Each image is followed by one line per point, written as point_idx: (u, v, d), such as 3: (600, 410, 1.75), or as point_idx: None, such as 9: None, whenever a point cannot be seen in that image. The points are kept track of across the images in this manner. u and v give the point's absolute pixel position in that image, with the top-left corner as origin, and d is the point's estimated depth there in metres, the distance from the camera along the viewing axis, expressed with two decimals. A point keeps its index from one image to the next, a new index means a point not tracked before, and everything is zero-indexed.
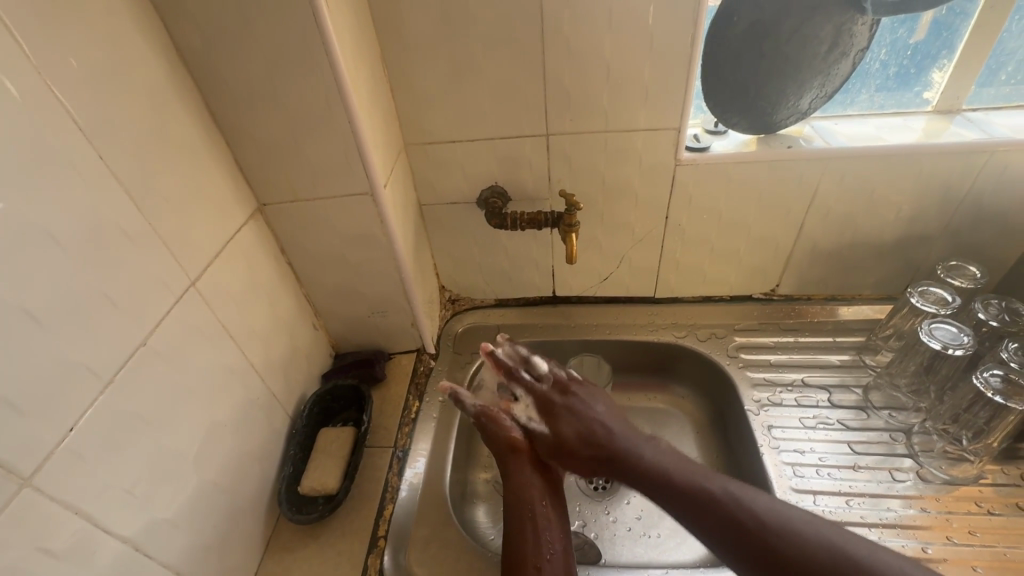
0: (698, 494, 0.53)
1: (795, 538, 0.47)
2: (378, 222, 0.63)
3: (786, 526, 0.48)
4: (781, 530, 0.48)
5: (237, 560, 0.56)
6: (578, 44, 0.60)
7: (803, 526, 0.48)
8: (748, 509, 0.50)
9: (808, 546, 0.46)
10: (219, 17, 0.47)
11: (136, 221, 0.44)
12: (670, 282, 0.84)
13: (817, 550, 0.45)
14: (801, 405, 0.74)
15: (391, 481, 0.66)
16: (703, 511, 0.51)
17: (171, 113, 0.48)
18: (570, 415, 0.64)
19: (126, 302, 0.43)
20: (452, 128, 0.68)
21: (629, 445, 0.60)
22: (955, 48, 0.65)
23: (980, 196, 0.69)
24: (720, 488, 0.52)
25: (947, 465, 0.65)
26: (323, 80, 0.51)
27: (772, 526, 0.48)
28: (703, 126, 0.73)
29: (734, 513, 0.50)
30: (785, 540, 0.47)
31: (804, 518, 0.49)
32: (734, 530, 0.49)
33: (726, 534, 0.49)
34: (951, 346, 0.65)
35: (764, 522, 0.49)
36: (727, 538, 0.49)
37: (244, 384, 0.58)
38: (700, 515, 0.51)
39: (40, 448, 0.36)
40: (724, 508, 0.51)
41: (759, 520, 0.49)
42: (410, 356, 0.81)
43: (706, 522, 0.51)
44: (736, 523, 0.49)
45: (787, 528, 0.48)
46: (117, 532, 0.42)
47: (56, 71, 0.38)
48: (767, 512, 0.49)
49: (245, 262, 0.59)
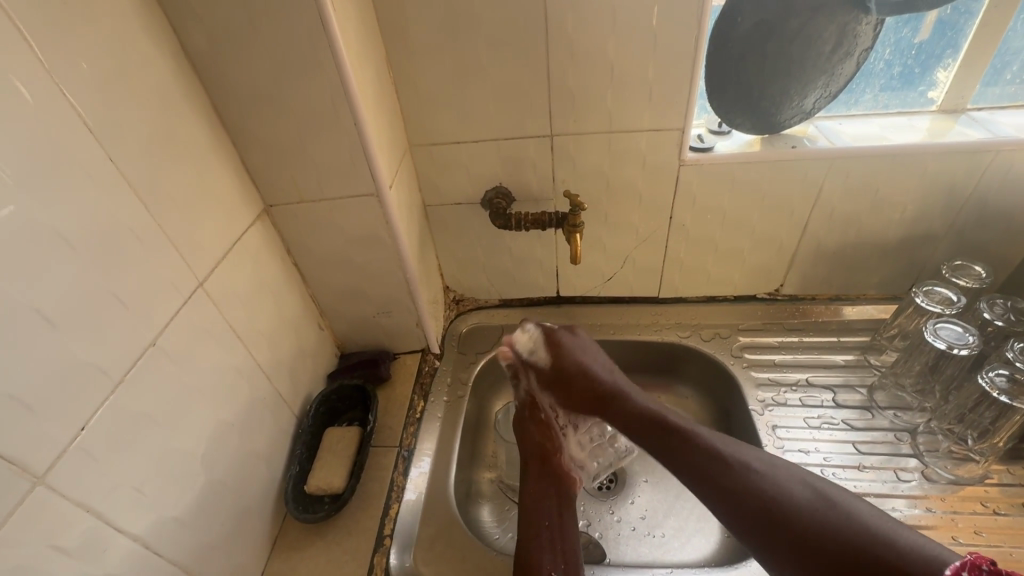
0: (686, 444, 0.56)
1: (777, 487, 0.51)
2: (384, 223, 0.64)
3: (769, 476, 0.52)
4: (763, 478, 0.52)
5: (244, 559, 0.56)
6: (581, 45, 0.60)
7: (789, 480, 0.51)
8: (733, 455, 0.54)
9: (786, 490, 0.50)
10: (226, 19, 0.48)
11: (145, 222, 0.45)
12: (674, 282, 0.84)
13: (793, 497, 0.50)
14: (806, 404, 0.74)
15: (396, 481, 0.66)
16: (689, 457, 0.56)
17: (178, 115, 0.49)
18: (574, 368, 0.66)
19: (135, 302, 0.44)
20: (457, 129, 0.69)
21: (626, 394, 0.64)
22: (959, 47, 0.65)
23: (985, 195, 0.69)
24: (704, 436, 0.56)
25: (952, 464, 0.65)
26: (330, 81, 0.52)
27: (753, 474, 0.52)
28: (707, 126, 0.73)
29: (719, 459, 0.54)
30: (763, 487, 0.51)
31: (796, 476, 0.52)
32: (717, 475, 0.53)
33: (710, 481, 0.53)
34: (956, 345, 0.64)
35: (746, 470, 0.53)
36: (711, 481, 0.53)
37: (251, 384, 0.58)
38: (683, 461, 0.56)
39: (51, 446, 0.36)
40: (708, 456, 0.55)
41: (740, 468, 0.53)
42: (414, 355, 0.81)
43: (695, 470, 0.55)
44: (721, 470, 0.53)
45: (765, 477, 0.52)
46: (126, 530, 0.42)
47: (66, 75, 0.38)
48: (751, 464, 0.53)
49: (252, 262, 0.59)
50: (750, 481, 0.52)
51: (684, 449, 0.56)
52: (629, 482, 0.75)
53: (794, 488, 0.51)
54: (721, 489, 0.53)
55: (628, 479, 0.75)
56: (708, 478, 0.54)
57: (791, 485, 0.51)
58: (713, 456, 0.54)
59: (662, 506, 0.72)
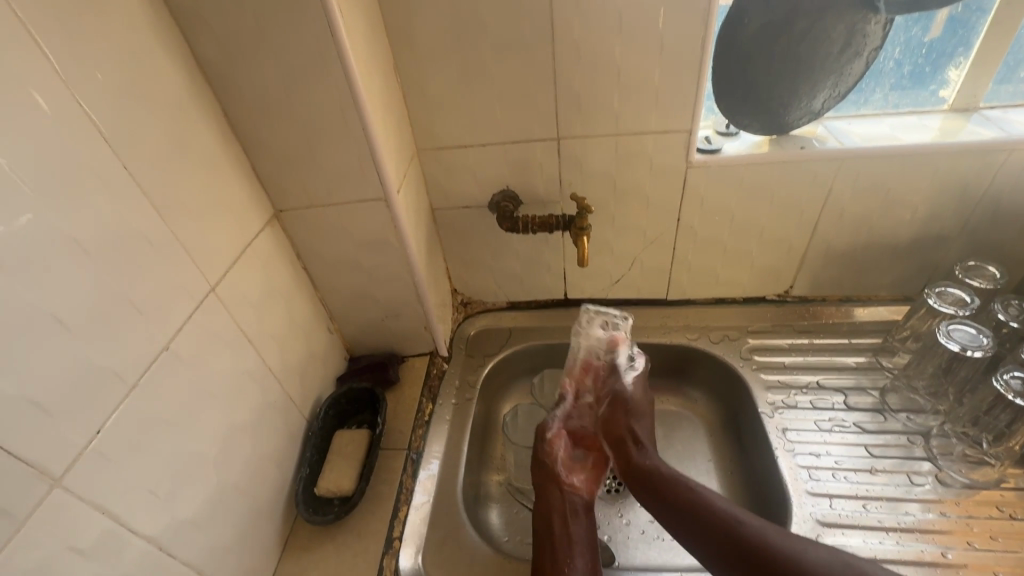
0: (705, 512, 0.55)
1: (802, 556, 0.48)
2: (392, 227, 0.64)
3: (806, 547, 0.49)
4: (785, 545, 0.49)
5: (255, 560, 0.57)
6: (588, 49, 0.60)
7: (808, 546, 0.49)
8: (746, 523, 0.52)
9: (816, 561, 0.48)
10: (237, 28, 0.48)
11: (159, 228, 0.46)
12: (682, 284, 0.84)
13: (828, 569, 0.47)
14: (817, 407, 0.73)
15: (405, 484, 0.66)
16: (696, 515, 0.55)
17: (191, 123, 0.50)
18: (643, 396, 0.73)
19: (150, 308, 0.45)
20: (464, 134, 0.69)
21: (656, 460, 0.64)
22: (971, 45, 0.65)
23: (998, 195, 0.68)
24: (718, 503, 0.55)
25: (967, 468, 0.64)
26: (339, 89, 0.52)
27: (777, 544, 0.50)
28: (715, 127, 0.74)
29: (740, 529, 0.52)
30: (789, 555, 0.48)
31: (811, 542, 0.50)
32: (733, 541, 0.51)
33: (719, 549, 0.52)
34: (971, 347, 0.63)
35: (765, 538, 0.51)
36: (724, 550, 0.52)
37: (262, 387, 0.59)
38: (683, 514, 0.56)
39: (70, 450, 0.37)
40: (726, 524, 0.53)
41: (764, 537, 0.51)
42: (423, 358, 0.81)
43: (708, 537, 0.53)
44: (740, 537, 0.51)
45: (797, 545, 0.49)
46: (141, 532, 0.43)
47: (83, 87, 0.39)
48: (766, 527, 0.52)
49: (262, 266, 0.60)
50: (764, 541, 0.50)
51: (702, 518, 0.55)
52: None
53: (813, 558, 0.48)
54: (735, 556, 0.51)
55: None
56: (718, 543, 0.52)
57: (810, 551, 0.49)
58: (733, 525, 0.53)
59: None
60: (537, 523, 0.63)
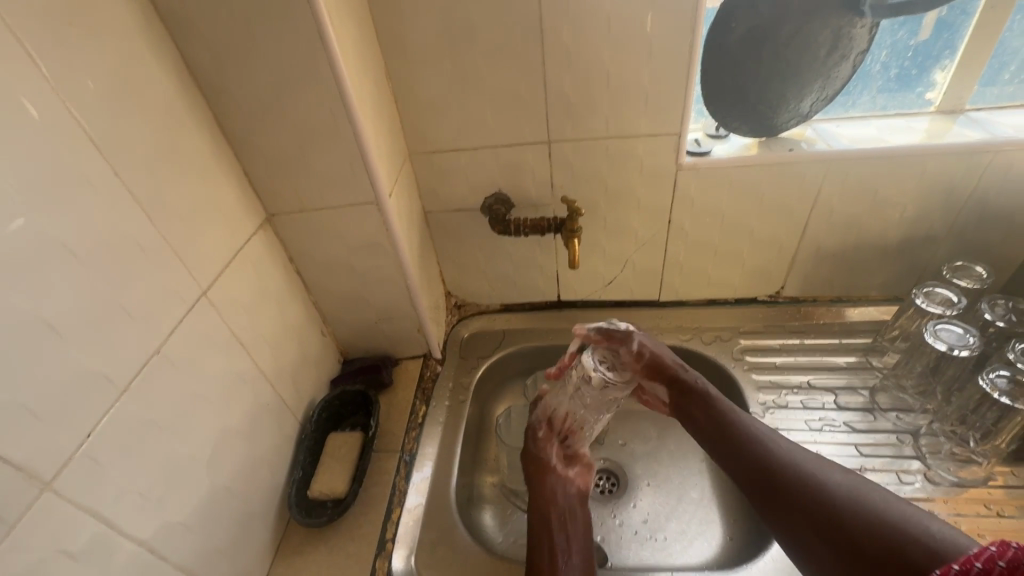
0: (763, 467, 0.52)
1: (822, 474, 0.49)
2: (383, 230, 0.64)
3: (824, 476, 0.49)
4: (806, 469, 0.50)
5: (247, 563, 0.57)
6: (578, 53, 0.61)
7: (831, 475, 0.49)
8: (778, 458, 0.52)
9: (828, 493, 0.47)
10: (227, 33, 0.49)
11: (150, 233, 0.46)
12: (675, 285, 0.85)
13: (840, 493, 0.47)
14: (807, 407, 0.74)
15: (398, 486, 0.67)
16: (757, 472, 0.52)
17: (181, 127, 0.50)
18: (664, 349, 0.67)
19: (140, 312, 0.45)
20: (455, 137, 0.70)
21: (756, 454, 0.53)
22: (956, 48, 0.66)
23: (984, 196, 0.69)
24: (754, 427, 0.56)
25: (955, 466, 0.65)
26: (331, 96, 0.53)
27: (797, 473, 0.50)
28: (705, 130, 0.74)
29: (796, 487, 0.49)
30: (798, 479, 0.50)
31: (837, 471, 0.50)
32: (762, 471, 0.52)
33: (749, 466, 0.53)
34: (957, 346, 0.64)
35: (796, 461, 0.51)
36: (756, 484, 0.52)
37: (254, 390, 0.59)
38: (733, 458, 0.55)
39: (60, 454, 0.37)
40: (775, 475, 0.51)
41: (788, 468, 0.51)
42: (416, 361, 0.82)
43: (737, 452, 0.55)
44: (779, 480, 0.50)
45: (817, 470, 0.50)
46: (132, 535, 0.43)
47: (74, 94, 0.39)
48: (795, 456, 0.52)
49: (255, 270, 0.60)
50: (793, 478, 0.50)
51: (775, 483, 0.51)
52: (630, 486, 0.75)
53: (832, 487, 0.48)
54: (767, 492, 0.51)
55: (630, 483, 0.76)
56: (750, 473, 0.53)
57: (828, 475, 0.49)
58: (751, 449, 0.54)
59: (664, 509, 0.73)
60: (533, 524, 0.62)
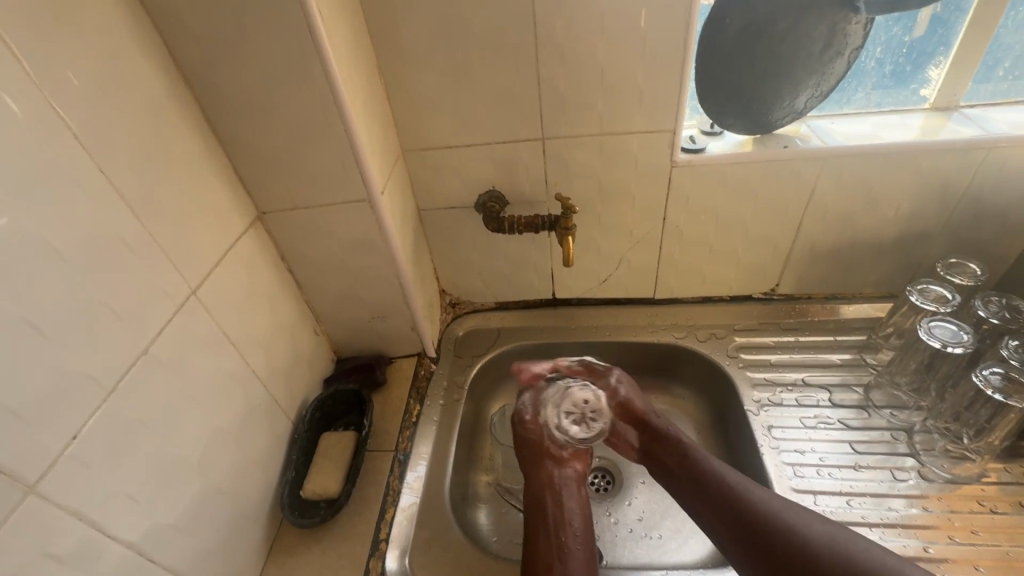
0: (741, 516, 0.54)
1: (802, 530, 0.51)
2: (376, 228, 0.64)
3: (805, 530, 0.51)
4: (787, 524, 0.51)
5: (240, 564, 0.56)
6: (571, 49, 0.60)
7: (812, 526, 0.51)
8: (757, 506, 0.54)
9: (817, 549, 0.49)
10: (216, 29, 0.48)
11: (137, 232, 0.45)
12: (670, 283, 0.84)
13: (826, 547, 0.49)
14: (802, 404, 0.74)
15: (392, 485, 0.66)
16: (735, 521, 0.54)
17: (169, 124, 0.49)
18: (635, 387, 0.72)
19: (127, 312, 0.44)
20: (449, 134, 0.69)
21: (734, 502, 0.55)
22: (951, 44, 0.65)
23: (978, 192, 0.68)
24: (732, 478, 0.57)
25: (949, 464, 0.65)
26: (322, 93, 0.52)
27: (776, 521, 0.52)
28: (700, 127, 0.74)
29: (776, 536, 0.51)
30: (780, 528, 0.51)
31: (816, 522, 0.51)
32: (741, 519, 0.54)
33: (731, 520, 0.54)
34: (951, 344, 0.64)
35: (772, 509, 0.53)
36: (733, 531, 0.54)
37: (245, 390, 0.58)
38: (710, 507, 0.57)
39: (45, 456, 0.37)
40: (755, 525, 0.52)
41: (767, 515, 0.53)
42: (410, 360, 0.81)
43: (715, 502, 0.56)
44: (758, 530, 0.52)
45: (796, 522, 0.51)
46: (121, 538, 0.42)
47: (58, 90, 0.39)
48: (773, 504, 0.54)
49: (245, 268, 0.60)
50: (774, 527, 0.52)
51: (755, 532, 0.52)
52: (626, 484, 0.75)
53: (816, 540, 0.49)
54: (745, 541, 0.53)
55: (625, 481, 0.75)
56: (727, 522, 0.54)
57: (810, 526, 0.51)
58: (727, 496, 0.56)
59: (660, 507, 0.72)
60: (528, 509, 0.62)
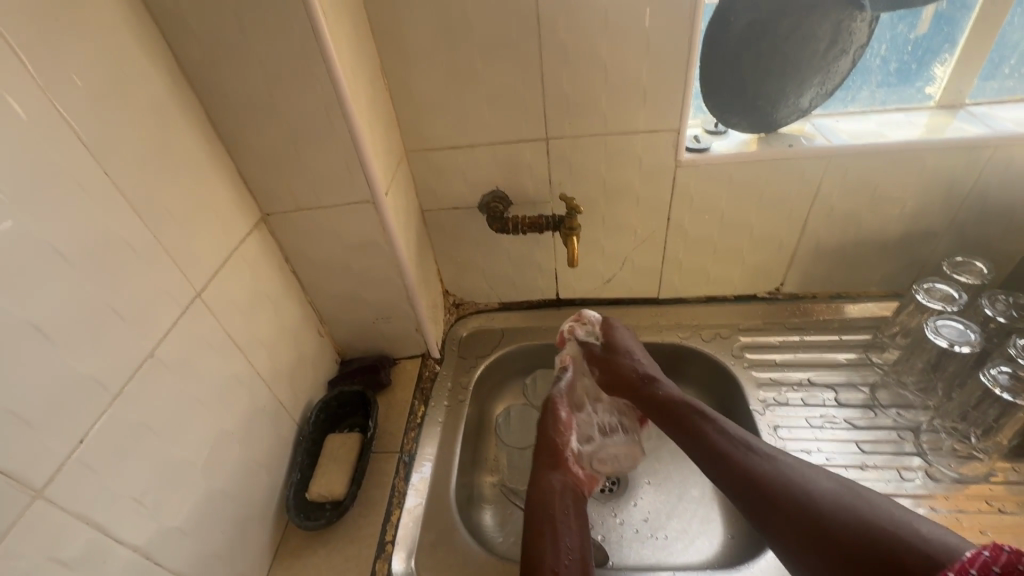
0: (748, 473, 0.53)
1: (809, 486, 0.50)
2: (380, 228, 0.64)
3: (811, 484, 0.50)
4: (796, 481, 0.51)
5: (246, 566, 0.56)
6: (575, 49, 0.60)
7: (819, 480, 0.50)
8: (764, 464, 0.53)
9: (820, 501, 0.48)
10: (219, 31, 0.48)
11: (142, 234, 0.45)
12: (674, 282, 0.84)
13: (831, 499, 0.48)
14: (808, 404, 0.73)
15: (397, 486, 0.66)
16: (743, 479, 0.53)
17: (173, 126, 0.49)
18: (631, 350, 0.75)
19: (133, 314, 0.44)
20: (452, 135, 0.69)
21: (741, 460, 0.55)
22: (956, 41, 0.65)
23: (984, 190, 0.68)
24: (738, 436, 0.57)
25: (956, 463, 0.65)
26: (325, 94, 0.52)
27: (782, 478, 0.52)
28: (704, 126, 0.74)
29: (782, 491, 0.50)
30: (786, 484, 0.51)
31: (823, 476, 0.51)
32: (749, 476, 0.53)
33: (740, 478, 0.54)
34: (958, 343, 0.64)
35: (780, 468, 0.53)
36: (742, 488, 0.53)
37: (250, 392, 0.58)
38: (718, 466, 0.56)
39: (52, 459, 0.37)
40: (763, 481, 0.52)
41: (773, 472, 0.52)
42: (415, 361, 0.81)
43: (724, 462, 0.56)
44: (766, 486, 0.52)
45: (800, 476, 0.51)
46: (127, 541, 0.42)
47: (62, 94, 0.39)
48: (780, 461, 0.53)
49: (249, 270, 0.59)
50: (780, 483, 0.51)
51: (762, 487, 0.52)
52: (631, 484, 0.75)
53: (821, 494, 0.49)
54: (754, 496, 0.52)
55: (630, 482, 0.75)
56: (736, 480, 0.54)
57: (817, 480, 0.50)
58: (734, 456, 0.55)
59: (665, 508, 0.72)
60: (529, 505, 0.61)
